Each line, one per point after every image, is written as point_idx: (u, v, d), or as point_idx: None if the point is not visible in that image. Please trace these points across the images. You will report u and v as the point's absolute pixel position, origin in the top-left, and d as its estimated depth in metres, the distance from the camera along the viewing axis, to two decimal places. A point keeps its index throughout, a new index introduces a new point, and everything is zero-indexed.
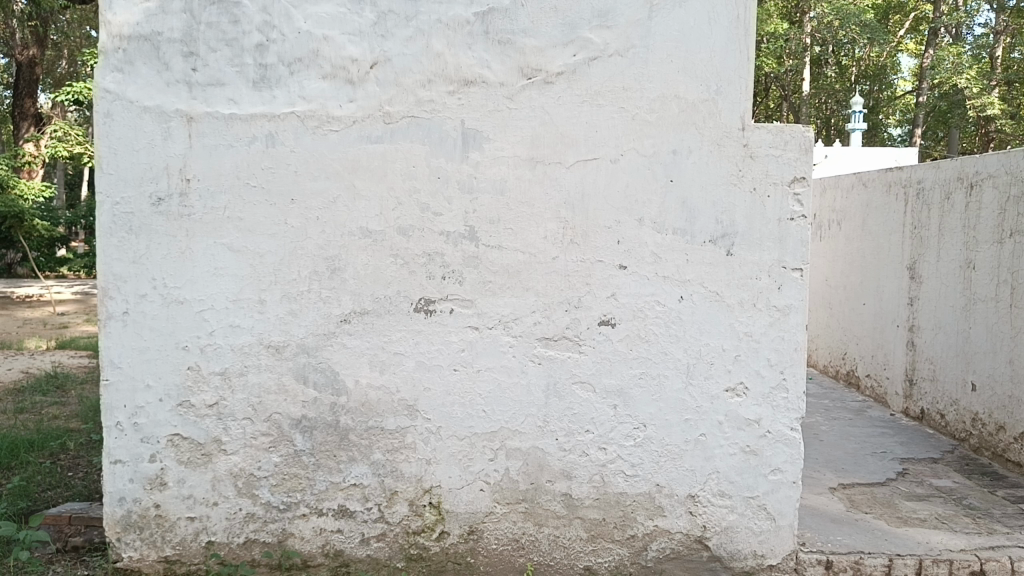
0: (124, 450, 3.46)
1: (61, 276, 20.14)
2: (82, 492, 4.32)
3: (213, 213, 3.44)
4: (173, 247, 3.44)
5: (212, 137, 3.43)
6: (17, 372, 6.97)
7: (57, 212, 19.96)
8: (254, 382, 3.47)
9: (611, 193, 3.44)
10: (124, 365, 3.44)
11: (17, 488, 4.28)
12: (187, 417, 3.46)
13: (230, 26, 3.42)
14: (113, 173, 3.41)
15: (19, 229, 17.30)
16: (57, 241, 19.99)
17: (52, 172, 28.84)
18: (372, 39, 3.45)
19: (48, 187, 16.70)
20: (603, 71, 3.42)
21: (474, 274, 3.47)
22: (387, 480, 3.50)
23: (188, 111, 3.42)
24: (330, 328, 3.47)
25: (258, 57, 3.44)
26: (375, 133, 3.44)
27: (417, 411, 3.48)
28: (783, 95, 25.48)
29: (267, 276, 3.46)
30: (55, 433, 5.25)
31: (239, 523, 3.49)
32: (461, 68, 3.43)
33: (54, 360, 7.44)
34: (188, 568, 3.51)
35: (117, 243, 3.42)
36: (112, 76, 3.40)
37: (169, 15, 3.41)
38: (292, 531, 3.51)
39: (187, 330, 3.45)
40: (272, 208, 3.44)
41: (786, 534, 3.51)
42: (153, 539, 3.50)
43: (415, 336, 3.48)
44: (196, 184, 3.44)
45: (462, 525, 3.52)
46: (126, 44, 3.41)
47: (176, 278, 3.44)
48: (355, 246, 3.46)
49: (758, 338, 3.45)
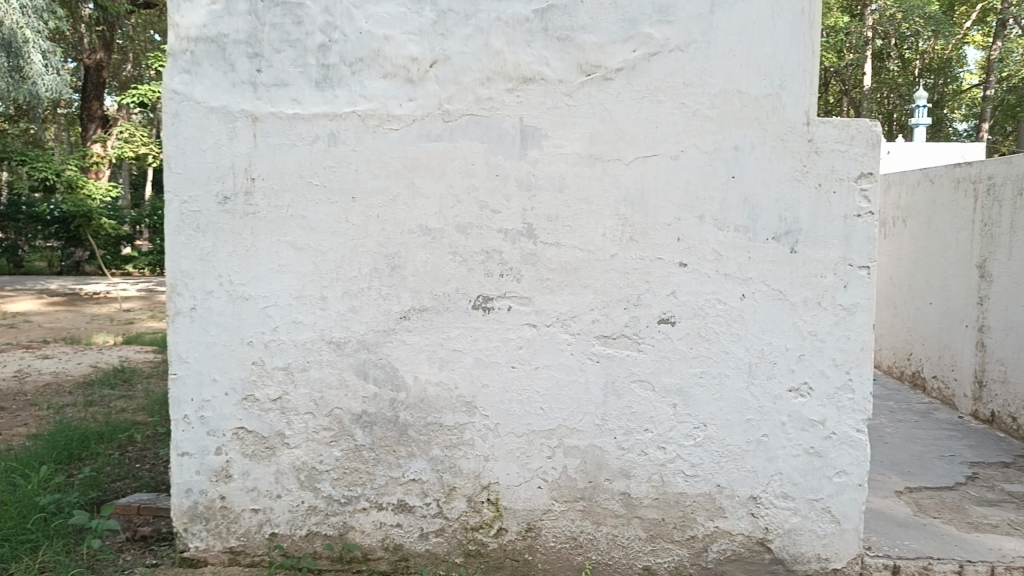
0: (191, 443, 3.55)
1: (126, 274, 20.71)
2: (148, 484, 4.45)
3: (277, 212, 3.50)
4: (238, 245, 3.51)
5: (276, 137, 3.49)
6: (85, 366, 7.18)
7: (123, 212, 20.51)
8: (315, 378, 3.52)
9: (671, 190, 3.41)
10: (191, 360, 3.54)
11: (87, 478, 4.42)
12: (251, 411, 3.54)
13: (293, 27, 3.48)
14: (181, 173, 3.51)
15: (87, 228, 17.84)
16: (123, 239, 20.55)
17: (118, 172, 29.70)
18: (432, 38, 3.47)
19: (115, 188, 17.16)
20: (662, 66, 3.38)
21: (532, 271, 3.47)
22: (446, 475, 3.52)
23: (253, 111, 3.49)
24: (390, 324, 3.51)
25: (320, 58, 3.49)
26: (435, 131, 3.47)
27: (475, 407, 3.50)
28: (843, 90, 24.91)
29: (328, 273, 3.51)
30: (123, 426, 5.39)
31: (301, 516, 3.56)
32: (520, 66, 3.43)
33: (120, 355, 7.63)
34: (251, 559, 3.58)
35: (185, 240, 3.51)
36: (180, 77, 3.49)
37: (234, 17, 3.48)
38: (352, 525, 3.55)
39: (250, 326, 3.52)
40: (333, 206, 3.50)
41: (851, 538, 3.43)
42: (219, 530, 3.58)
43: (474, 333, 3.49)
44: (260, 184, 3.50)
45: (519, 522, 3.52)
46: (193, 46, 3.50)
47: (241, 276, 3.52)
48: (414, 243, 3.49)
49: (823, 337, 3.38)
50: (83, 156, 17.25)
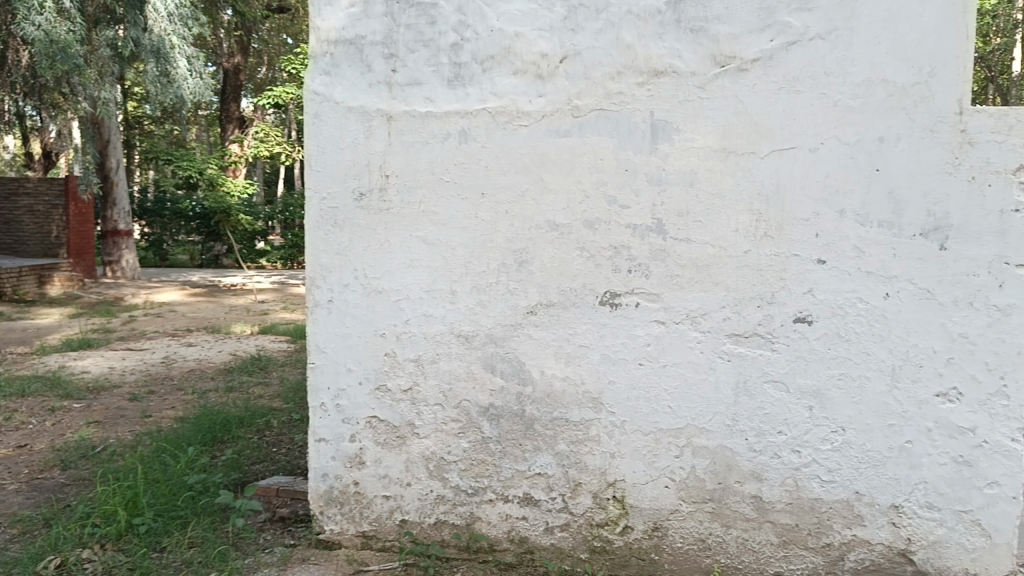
0: (328, 429, 3.70)
1: (259, 267, 21.82)
2: (285, 467, 4.67)
3: (410, 208, 3.60)
4: (373, 240, 3.63)
5: (410, 135, 3.58)
6: (226, 354, 7.61)
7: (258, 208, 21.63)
8: (445, 370, 3.60)
9: (808, 184, 3.29)
10: (328, 350, 3.68)
11: (230, 460, 4.68)
12: (384, 401, 3.65)
13: (427, 27, 3.56)
14: (321, 171, 3.66)
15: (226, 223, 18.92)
16: (258, 234, 21.66)
17: (253, 171, 31.30)
18: (563, 33, 3.47)
19: (250, 185, 18.12)
20: (801, 56, 3.26)
21: (661, 267, 3.42)
22: (572, 471, 3.53)
23: (388, 110, 3.59)
24: (517, 319, 3.54)
25: (453, 56, 3.55)
26: (564, 126, 3.47)
27: (602, 404, 3.48)
28: (989, 78, 23.35)
29: (458, 267, 3.57)
30: (261, 411, 5.68)
31: (430, 504, 3.64)
32: (652, 59, 3.39)
33: (257, 344, 8.05)
34: (383, 544, 3.70)
35: (324, 235, 3.66)
36: (321, 78, 3.64)
37: (371, 19, 3.59)
38: (479, 515, 3.61)
39: (384, 319, 3.63)
40: (464, 202, 3.56)
41: (1003, 554, 3.21)
42: (352, 514, 3.71)
43: (601, 329, 3.47)
44: (395, 180, 3.61)
45: (646, 521, 3.48)
46: (333, 48, 3.64)
47: (375, 270, 3.63)
48: (542, 239, 3.51)
49: (974, 340, 3.18)
50: (223, 156, 18.29)
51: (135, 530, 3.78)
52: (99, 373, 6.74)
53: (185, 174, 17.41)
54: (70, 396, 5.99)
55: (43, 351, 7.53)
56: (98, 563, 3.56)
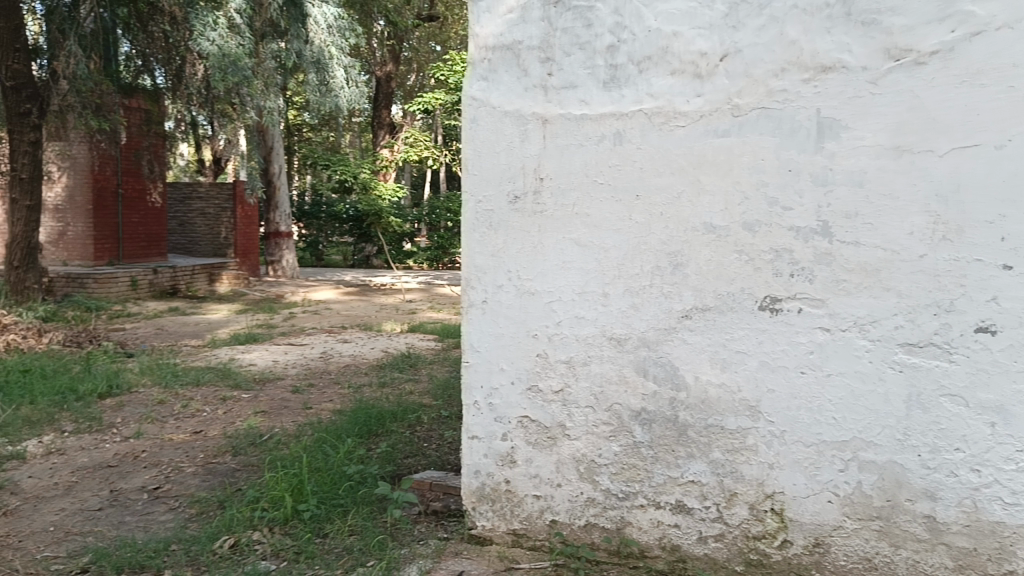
0: (481, 427, 3.78)
1: (407, 268, 22.60)
2: (436, 462, 4.80)
3: (564, 210, 3.62)
4: (526, 242, 3.68)
5: (564, 138, 3.60)
6: (378, 350, 7.94)
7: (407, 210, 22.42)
8: (596, 372, 3.59)
9: (991, 184, 3.04)
10: (482, 349, 3.77)
11: (385, 453, 4.87)
12: (536, 401, 3.69)
13: (584, 30, 3.57)
14: (477, 175, 3.75)
15: (377, 225, 19.82)
16: (406, 235, 22.44)
17: (401, 176, 32.48)
18: (723, 31, 3.39)
19: (400, 189, 18.88)
20: (986, 46, 3.02)
21: (826, 271, 3.27)
22: (727, 480, 3.44)
23: (543, 114, 3.63)
24: (671, 323, 3.48)
25: (609, 58, 3.54)
26: (723, 126, 3.39)
27: (760, 412, 3.37)
28: None
29: (611, 269, 3.56)
30: (412, 406, 5.87)
31: (580, 506, 3.65)
32: (819, 54, 3.25)
33: (407, 342, 8.34)
34: (533, 543, 3.73)
35: (479, 237, 3.75)
36: (479, 85, 3.74)
37: (529, 24, 3.65)
38: (630, 520, 3.58)
39: (537, 319, 3.67)
40: (618, 203, 3.54)
41: None
42: (503, 511, 3.77)
43: (760, 334, 3.36)
44: (549, 183, 3.64)
45: (806, 537, 3.34)
46: (491, 54, 3.72)
47: (529, 271, 3.68)
48: (698, 241, 3.43)
49: None
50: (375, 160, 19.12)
51: (300, 516, 4.00)
52: (264, 366, 7.18)
53: (340, 178, 18.70)
54: (239, 387, 6.42)
55: (215, 344, 8.11)
56: (267, 545, 3.79)
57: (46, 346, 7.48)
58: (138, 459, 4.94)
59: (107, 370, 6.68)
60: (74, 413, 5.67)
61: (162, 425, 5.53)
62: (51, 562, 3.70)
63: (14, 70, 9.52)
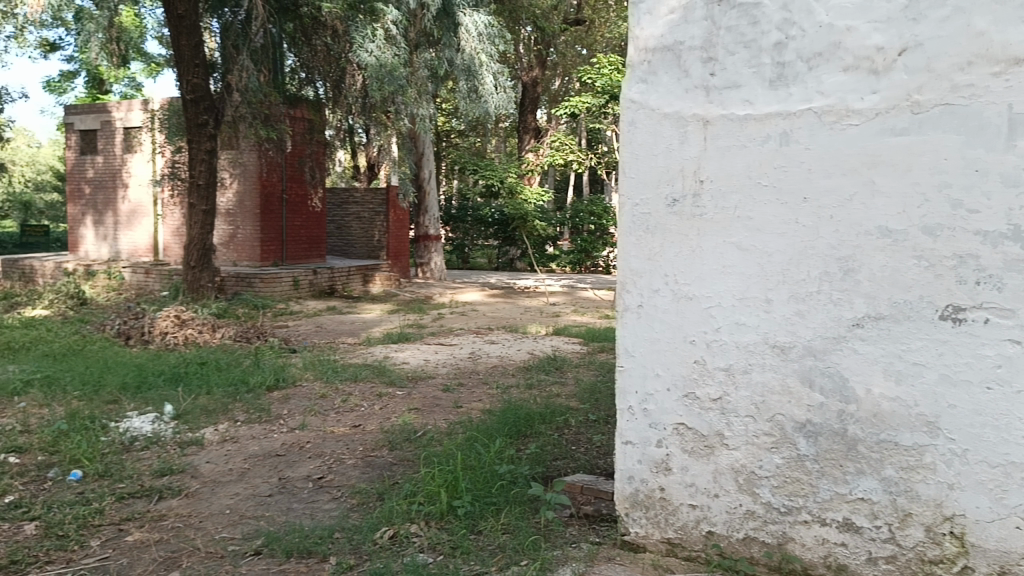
0: (635, 432, 3.76)
1: (550, 271, 22.76)
2: (586, 465, 4.79)
3: (724, 213, 3.53)
4: (684, 245, 3.62)
5: (726, 139, 3.51)
6: (525, 352, 8.03)
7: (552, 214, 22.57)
8: (758, 381, 3.46)
9: None
10: (636, 353, 3.73)
11: (534, 454, 4.91)
12: (692, 408, 3.61)
13: (749, 28, 3.46)
14: (634, 177, 3.73)
15: (523, 228, 20.07)
16: (550, 239, 22.60)
17: (546, 179, 32.74)
18: (902, 25, 3.18)
19: (546, 193, 19.05)
20: None
21: (1018, 278, 2.99)
22: (901, 499, 3.23)
23: (704, 115, 3.55)
24: (840, 331, 3.31)
25: (776, 56, 3.42)
26: (900, 124, 3.19)
27: (938, 429, 3.14)
28: None
29: (774, 274, 3.43)
30: (560, 409, 5.88)
31: (739, 518, 3.54)
32: (1011, 45, 2.98)
33: (554, 345, 8.39)
34: (688, 553, 3.66)
35: (636, 241, 3.73)
36: (638, 87, 3.72)
37: (691, 24, 3.58)
38: (792, 536, 3.44)
39: (694, 325, 3.59)
40: (782, 206, 3.41)
41: None
42: (658, 519, 3.71)
43: (940, 346, 3.13)
44: (709, 185, 3.56)
45: (990, 564, 3.09)
46: (651, 57, 3.70)
47: (686, 275, 3.61)
48: (871, 246, 3.26)
49: None
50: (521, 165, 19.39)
51: (455, 511, 4.10)
52: (416, 364, 7.43)
53: (487, 182, 19.14)
54: (393, 384, 6.67)
55: (369, 342, 8.47)
56: (424, 538, 3.90)
57: (219, 341, 8.04)
58: (303, 450, 5.22)
59: (274, 365, 7.10)
60: (245, 403, 6.06)
61: (323, 418, 5.82)
62: (229, 542, 3.96)
63: (194, 84, 10.22)
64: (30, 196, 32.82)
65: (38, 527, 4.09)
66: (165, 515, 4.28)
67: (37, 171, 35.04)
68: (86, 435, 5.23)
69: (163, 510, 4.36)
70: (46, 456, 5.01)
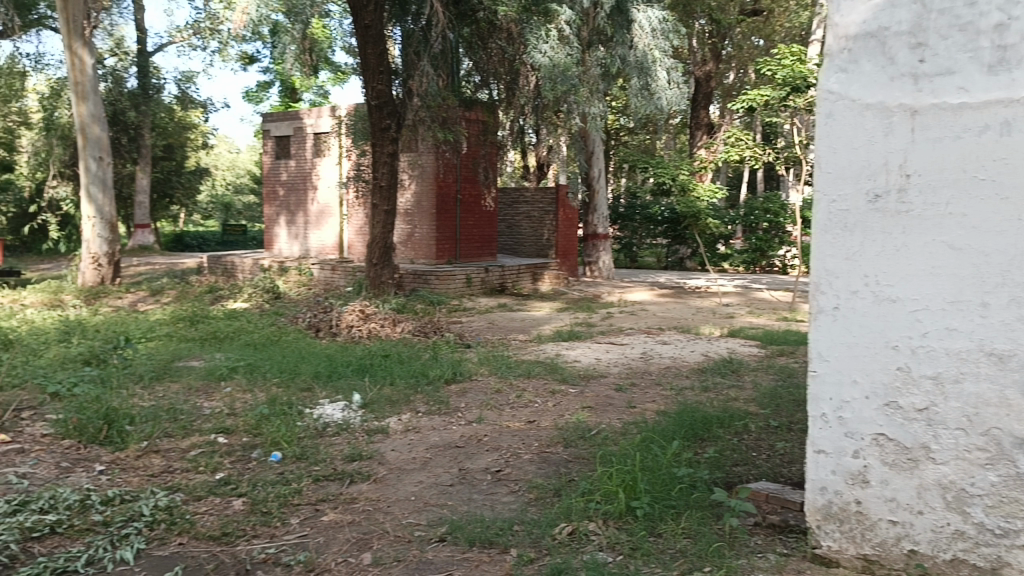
0: (828, 442, 3.52)
1: (722, 270, 22.13)
2: (769, 473, 4.61)
3: (934, 210, 3.28)
4: (887, 244, 3.38)
5: (937, 130, 3.27)
6: (700, 354, 7.85)
7: (725, 212, 21.94)
8: (971, 392, 3.20)
9: None
10: (831, 359, 3.51)
11: (713, 458, 4.79)
12: (894, 418, 3.36)
13: (966, 9, 3.21)
14: (831, 172, 3.52)
15: (695, 227, 19.65)
16: (722, 237, 21.98)
17: (717, 176, 31.86)
18: None
19: (719, 190, 18.55)
20: None
21: None
22: None
23: (913, 105, 3.32)
24: None
25: (997, 39, 3.16)
26: None
27: None
28: None
29: (992, 276, 3.16)
30: (739, 413, 5.68)
31: (946, 538, 3.28)
32: None
33: (730, 347, 8.15)
34: (887, 571, 3.42)
35: (831, 239, 3.51)
36: (837, 76, 3.50)
37: (898, 9, 3.35)
38: (1009, 561, 3.16)
39: (898, 330, 3.35)
40: (1003, 203, 3.15)
41: None
42: (853, 534, 3.48)
43: None
44: (916, 180, 3.32)
45: None
46: (852, 44, 3.47)
47: (889, 276, 3.38)
48: None
49: None
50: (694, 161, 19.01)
51: (634, 512, 4.06)
52: (588, 363, 7.44)
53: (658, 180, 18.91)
54: (566, 382, 6.72)
55: (541, 339, 8.57)
56: (603, 537, 3.87)
57: (400, 334, 8.41)
58: (480, 442, 5.35)
59: (451, 359, 7.35)
60: (426, 395, 6.31)
61: (499, 412, 5.95)
62: (415, 528, 4.12)
63: (378, 90, 10.67)
64: (232, 196, 35.68)
65: (245, 502, 4.45)
66: (356, 498, 4.52)
67: (238, 176, 38.29)
68: (285, 420, 5.63)
69: (354, 493, 4.60)
70: (250, 437, 5.44)
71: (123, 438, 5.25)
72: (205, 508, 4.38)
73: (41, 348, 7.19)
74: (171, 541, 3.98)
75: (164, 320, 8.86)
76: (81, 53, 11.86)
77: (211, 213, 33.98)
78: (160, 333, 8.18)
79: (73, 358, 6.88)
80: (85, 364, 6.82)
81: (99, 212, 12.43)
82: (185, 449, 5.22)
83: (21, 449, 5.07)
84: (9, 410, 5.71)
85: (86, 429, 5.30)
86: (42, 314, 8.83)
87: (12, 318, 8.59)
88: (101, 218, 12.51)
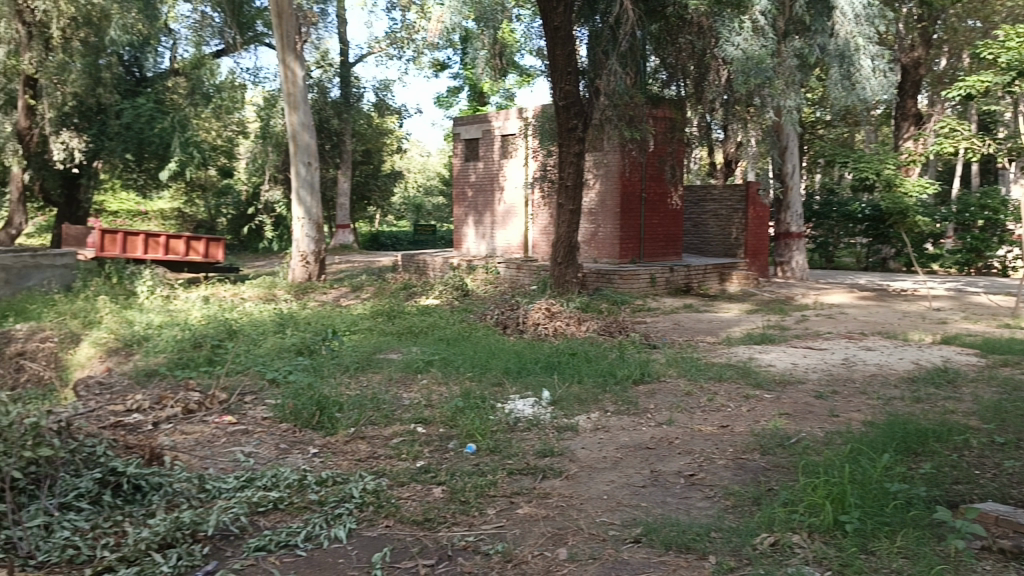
0: None
1: (931, 272, 20.50)
2: (996, 494, 4.20)
3: None
4: None
5: None
6: (909, 362, 7.30)
7: (934, 209, 20.29)
8: None
9: None
10: None
11: (930, 475, 4.43)
12: None
13: None
14: None
15: (902, 225, 18.34)
16: (930, 236, 20.36)
17: (923, 171, 29.53)
18: None
19: (929, 184, 17.21)
20: None
21: None
22: None
23: None
24: None
25: None
26: None
27: None
28: None
29: None
30: (958, 428, 5.22)
31: None
32: None
33: (944, 356, 7.52)
34: None
35: None
36: None
37: None
38: None
39: None
40: None
41: None
42: None
43: None
44: None
45: None
46: None
47: None
48: None
49: None
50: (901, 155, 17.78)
51: (842, 527, 3.84)
52: (783, 368, 7.12)
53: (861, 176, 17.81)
54: (761, 386, 6.48)
55: (731, 342, 8.32)
56: (809, 551, 3.68)
57: (586, 333, 8.44)
58: (672, 445, 5.27)
59: (638, 359, 7.28)
60: (614, 394, 6.30)
61: (691, 415, 5.83)
62: (610, 527, 4.12)
63: (566, 90, 10.77)
64: (423, 196, 36.62)
65: (444, 491, 4.63)
66: (550, 493, 4.58)
67: (428, 178, 39.75)
68: (478, 413, 5.81)
69: (547, 488, 4.66)
70: (446, 428, 5.65)
71: (332, 424, 5.63)
72: (407, 493, 4.60)
73: (260, 338, 7.84)
74: (379, 523, 4.22)
75: (364, 315, 9.40)
76: (293, 67, 12.72)
77: (403, 214, 35.39)
78: (362, 327, 8.69)
79: (287, 348, 7.45)
80: (297, 354, 7.37)
81: (308, 213, 13.33)
82: (387, 437, 5.51)
83: (246, 430, 5.56)
84: (234, 394, 6.27)
85: (301, 414, 5.73)
86: (258, 307, 9.63)
87: (234, 310, 9.43)
88: (310, 219, 13.41)
